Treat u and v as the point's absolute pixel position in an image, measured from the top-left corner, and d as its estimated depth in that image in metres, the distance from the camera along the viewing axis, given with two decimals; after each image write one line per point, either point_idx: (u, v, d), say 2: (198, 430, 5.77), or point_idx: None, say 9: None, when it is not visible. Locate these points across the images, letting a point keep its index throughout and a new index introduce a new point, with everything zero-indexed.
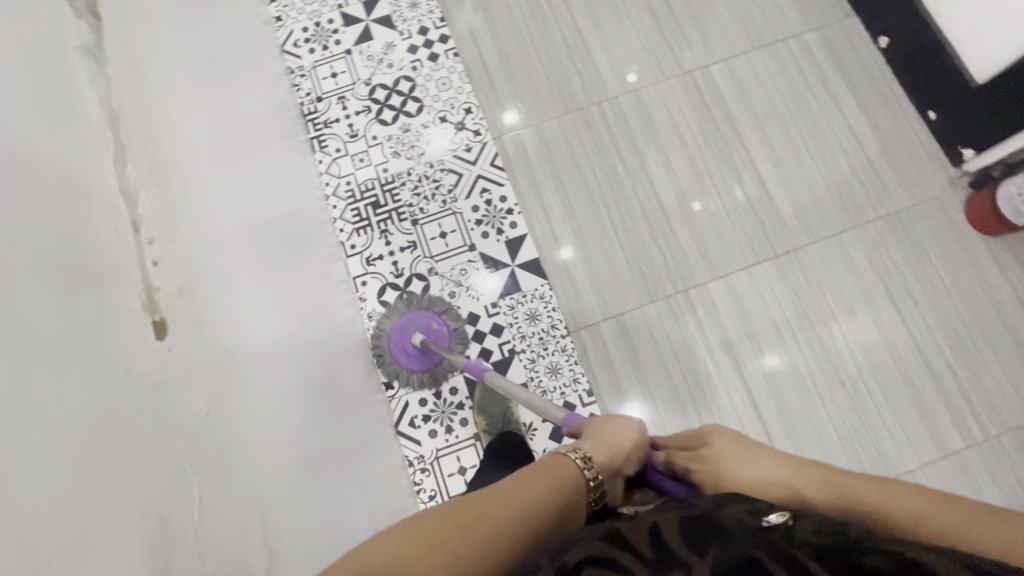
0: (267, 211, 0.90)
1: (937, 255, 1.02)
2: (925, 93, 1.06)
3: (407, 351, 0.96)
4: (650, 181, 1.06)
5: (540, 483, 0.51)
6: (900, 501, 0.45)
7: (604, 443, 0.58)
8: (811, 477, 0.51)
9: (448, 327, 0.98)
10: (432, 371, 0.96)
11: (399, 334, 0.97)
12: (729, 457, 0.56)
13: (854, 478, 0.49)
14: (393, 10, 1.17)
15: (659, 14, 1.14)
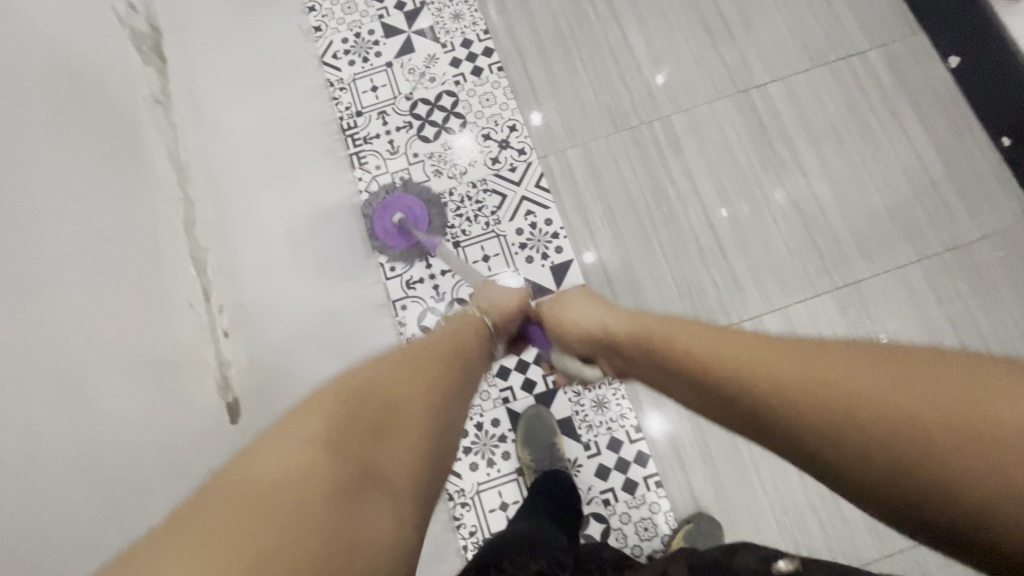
0: (319, 208, 1.02)
1: (1010, 291, 0.96)
2: (1000, 117, 0.99)
3: (389, 229, 1.01)
4: (702, 206, 1.01)
5: (439, 347, 0.56)
6: (840, 372, 0.39)
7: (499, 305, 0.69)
8: (742, 345, 0.46)
9: (427, 207, 1.02)
10: (411, 248, 1.01)
11: (382, 212, 1.02)
12: (575, 309, 0.64)
13: (796, 353, 0.43)
14: (435, 21, 1.13)
15: (713, 28, 1.09)
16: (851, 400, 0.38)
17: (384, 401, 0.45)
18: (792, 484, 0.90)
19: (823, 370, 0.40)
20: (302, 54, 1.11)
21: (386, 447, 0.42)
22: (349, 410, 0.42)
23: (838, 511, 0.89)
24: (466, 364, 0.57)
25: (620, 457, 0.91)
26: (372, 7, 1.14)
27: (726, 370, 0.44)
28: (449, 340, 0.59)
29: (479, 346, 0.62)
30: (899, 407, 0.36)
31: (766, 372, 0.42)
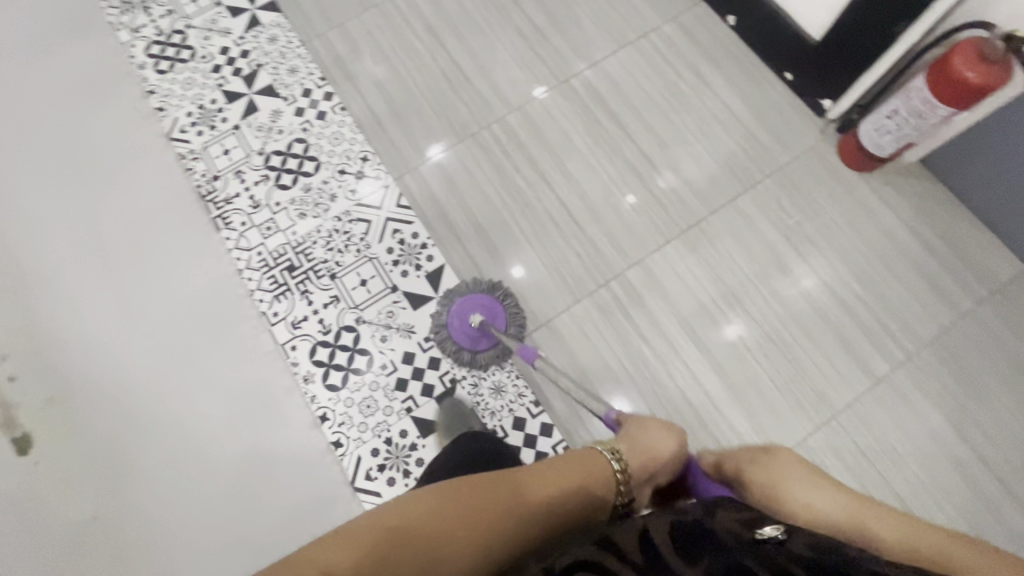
0: (179, 292, 1.03)
1: (826, 199, 1.09)
2: (779, 57, 1.14)
3: (466, 331, 0.97)
4: (551, 189, 1.10)
5: (553, 482, 0.58)
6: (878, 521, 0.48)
7: (636, 441, 0.67)
8: (846, 509, 0.50)
9: (501, 301, 0.99)
10: (493, 348, 0.98)
11: (456, 318, 0.98)
12: (646, 435, 0.68)
13: (824, 482, 0.54)
14: (273, 79, 1.19)
15: (527, 33, 1.21)
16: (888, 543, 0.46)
17: (459, 531, 0.49)
18: (686, 415, 0.97)
19: (858, 511, 0.50)
20: (150, 135, 1.15)
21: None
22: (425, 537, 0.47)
23: (731, 429, 0.97)
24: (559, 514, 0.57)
25: (527, 434, 0.96)
26: (211, 79, 1.19)
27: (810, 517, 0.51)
28: (574, 478, 0.60)
29: (603, 491, 0.61)
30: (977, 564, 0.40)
31: (805, 498, 0.53)
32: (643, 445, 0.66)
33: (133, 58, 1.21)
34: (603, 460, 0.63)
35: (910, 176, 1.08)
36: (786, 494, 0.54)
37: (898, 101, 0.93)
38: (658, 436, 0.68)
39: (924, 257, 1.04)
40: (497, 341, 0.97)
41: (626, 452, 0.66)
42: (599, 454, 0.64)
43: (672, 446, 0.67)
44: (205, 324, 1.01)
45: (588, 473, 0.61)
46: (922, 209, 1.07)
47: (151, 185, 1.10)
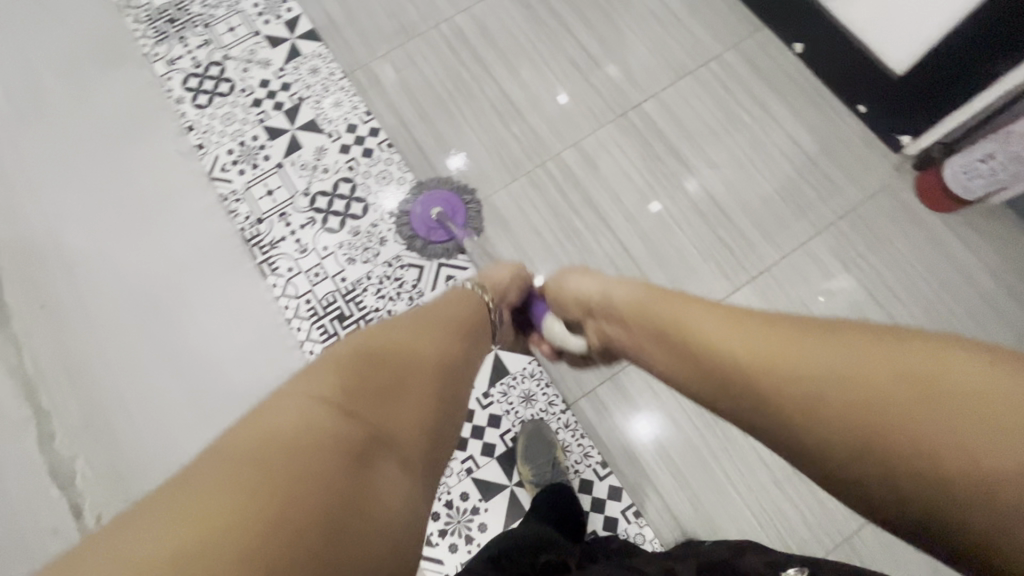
0: (205, 346, 0.99)
1: (904, 241, 1.03)
2: (851, 89, 1.07)
3: (425, 221, 1.05)
4: (610, 231, 1.05)
5: (450, 320, 0.60)
6: (819, 359, 0.43)
7: (490, 278, 0.71)
8: (757, 341, 0.47)
9: (463, 201, 1.06)
10: (448, 242, 1.04)
11: (420, 207, 1.06)
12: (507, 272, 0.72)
13: (755, 329, 0.48)
14: (316, 113, 1.14)
15: (581, 63, 1.15)
16: (849, 389, 0.41)
17: (388, 363, 0.49)
18: (760, 476, 0.93)
19: (793, 348, 0.45)
20: (190, 175, 1.11)
21: (388, 415, 0.45)
22: (350, 380, 0.45)
23: (809, 492, 0.92)
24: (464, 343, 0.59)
25: (594, 497, 0.91)
26: (251, 114, 1.15)
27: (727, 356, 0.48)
28: (462, 321, 0.61)
29: (480, 312, 0.66)
30: (881, 395, 0.40)
31: (740, 352, 0.47)
32: (492, 276, 0.71)
33: (170, 92, 1.17)
34: (474, 298, 0.66)
35: (994, 217, 1.02)
36: (721, 351, 0.49)
37: (994, 145, 0.88)
38: (590, 279, 0.66)
39: (1012, 306, 0.98)
40: (454, 236, 1.04)
41: (484, 287, 0.69)
42: (467, 289, 0.67)
43: (593, 284, 0.65)
44: (229, 374, 0.97)
45: (465, 309, 0.64)
46: (1008, 253, 1.00)
47: (177, 238, 1.05)
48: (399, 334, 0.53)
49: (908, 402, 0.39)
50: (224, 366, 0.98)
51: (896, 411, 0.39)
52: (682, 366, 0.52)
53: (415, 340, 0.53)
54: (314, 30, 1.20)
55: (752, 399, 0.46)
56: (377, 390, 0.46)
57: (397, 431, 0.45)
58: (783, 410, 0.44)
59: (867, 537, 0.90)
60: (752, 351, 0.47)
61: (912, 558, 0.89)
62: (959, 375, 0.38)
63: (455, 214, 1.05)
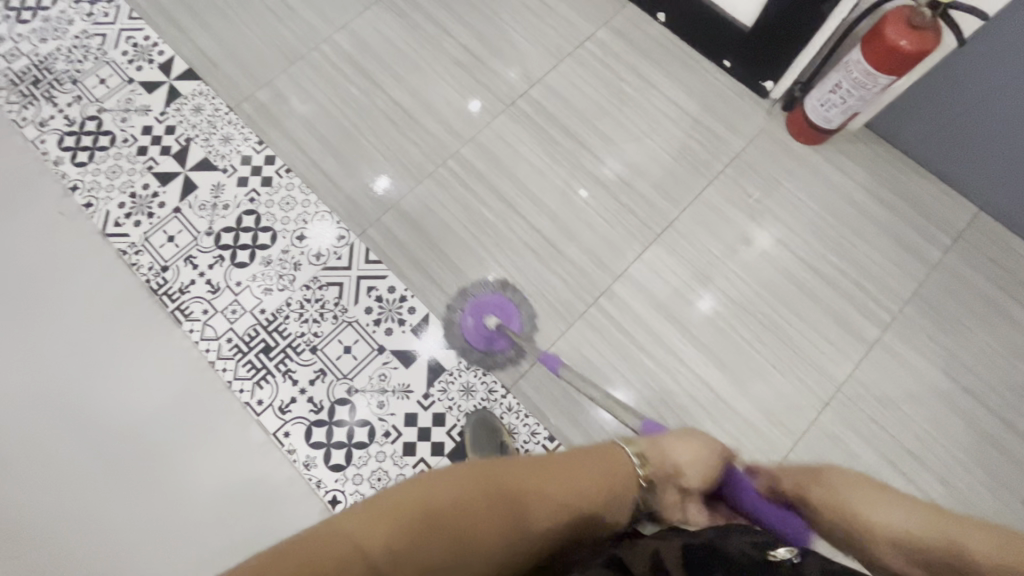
0: (113, 410, 0.94)
1: (785, 176, 1.11)
2: (715, 47, 1.15)
3: (482, 332, 1.00)
4: (520, 216, 1.08)
5: (588, 476, 0.56)
6: (880, 512, 0.52)
7: (676, 456, 0.63)
8: (842, 492, 0.56)
9: (514, 303, 1.02)
10: (506, 350, 1.00)
11: (472, 317, 1.01)
12: (667, 442, 0.65)
13: (825, 472, 0.59)
14: (207, 151, 1.12)
15: (464, 62, 1.18)
16: (869, 527, 0.52)
17: (499, 502, 0.49)
18: (698, 418, 0.97)
19: (867, 505, 0.53)
20: (81, 236, 1.06)
21: (467, 558, 0.45)
22: (462, 513, 0.45)
23: (744, 423, 0.97)
24: (584, 515, 0.54)
25: None
26: (137, 163, 1.11)
27: (827, 509, 0.56)
28: (600, 480, 0.57)
29: (625, 484, 0.59)
30: (928, 535, 0.49)
31: (825, 506, 0.56)
32: (663, 444, 0.64)
33: (45, 154, 1.11)
34: (625, 461, 0.60)
35: (858, 141, 1.12)
36: (811, 504, 0.58)
37: (838, 76, 0.96)
38: (682, 446, 0.64)
39: (888, 218, 1.08)
40: (512, 343, 0.99)
41: (644, 447, 0.63)
42: (611, 444, 0.62)
43: (699, 449, 0.64)
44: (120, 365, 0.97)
45: (614, 464, 0.59)
46: (877, 172, 1.10)
47: (69, 305, 1.01)
48: (539, 479, 0.52)
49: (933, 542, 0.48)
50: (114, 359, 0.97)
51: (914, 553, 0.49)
52: (807, 536, 0.59)
53: (549, 496, 0.52)
54: (191, 69, 1.18)
55: (839, 530, 0.55)
56: (470, 532, 0.46)
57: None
58: (836, 531, 0.56)
59: (803, 453, 0.96)
60: (824, 489, 0.58)
61: (843, 461, 0.96)
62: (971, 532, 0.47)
63: (506, 316, 1.01)
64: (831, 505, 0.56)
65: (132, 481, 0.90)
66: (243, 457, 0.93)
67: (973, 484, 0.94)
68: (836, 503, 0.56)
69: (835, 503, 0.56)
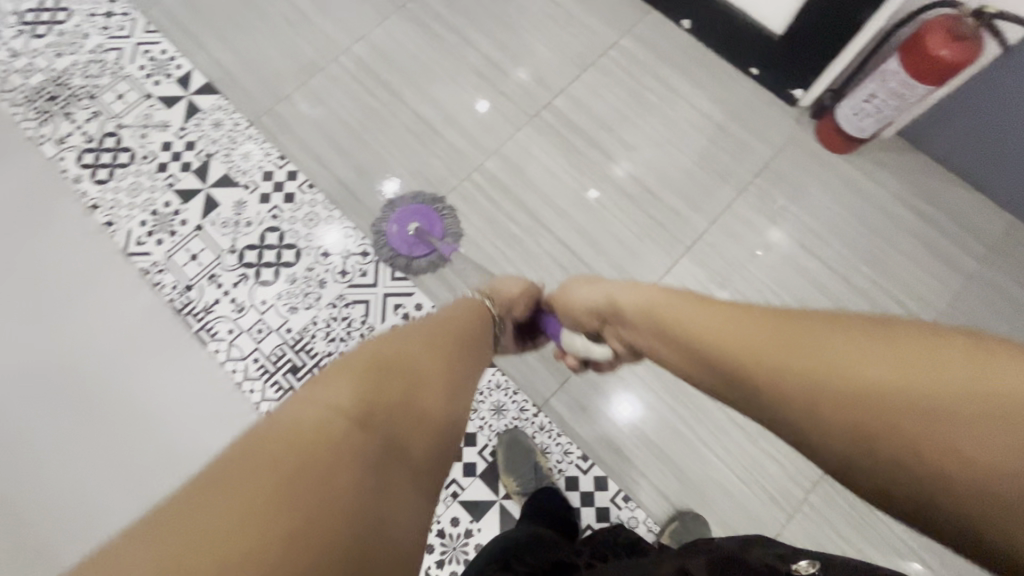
0: (141, 435, 0.93)
1: (817, 185, 1.09)
2: (741, 54, 1.13)
3: (405, 238, 1.04)
4: (546, 229, 1.06)
5: (462, 321, 0.64)
6: (806, 347, 0.44)
7: (507, 291, 0.74)
8: (757, 321, 0.48)
9: (438, 211, 1.06)
10: (428, 255, 1.03)
11: (395, 223, 1.04)
12: (585, 291, 0.66)
13: (728, 315, 0.50)
14: (228, 167, 1.10)
15: (486, 72, 1.16)
16: (800, 371, 0.44)
17: (417, 370, 0.51)
18: (733, 435, 0.96)
19: (732, 329, 0.48)
20: (104, 257, 1.04)
21: (412, 411, 0.47)
22: (397, 382, 0.48)
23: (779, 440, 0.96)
24: (474, 348, 0.62)
25: (583, 492, 0.92)
26: (158, 179, 1.10)
27: (681, 334, 0.52)
28: (472, 319, 0.66)
29: (486, 323, 0.68)
30: (835, 370, 0.42)
31: (670, 318, 0.54)
32: (505, 297, 0.74)
33: (64, 172, 1.10)
34: (482, 305, 0.70)
35: (889, 149, 1.10)
36: (664, 321, 0.54)
37: (874, 86, 0.93)
38: (516, 288, 0.75)
39: (923, 228, 1.06)
40: (435, 248, 1.03)
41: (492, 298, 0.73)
42: (478, 301, 0.71)
43: (519, 287, 0.75)
44: (120, 349, 0.98)
45: (474, 313, 0.67)
46: (910, 181, 1.08)
47: (93, 325, 1.00)
48: (429, 333, 0.58)
49: (908, 422, 0.39)
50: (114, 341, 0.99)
51: (915, 406, 0.39)
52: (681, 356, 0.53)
53: (456, 347, 0.59)
54: (209, 83, 1.17)
55: (749, 374, 0.47)
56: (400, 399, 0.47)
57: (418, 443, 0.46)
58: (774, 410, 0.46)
59: None
60: (696, 322, 0.51)
61: None
62: (901, 378, 0.40)
63: (425, 219, 1.05)
64: (690, 327, 0.51)
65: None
66: None
67: None
68: (705, 324, 0.51)
69: (706, 326, 0.50)
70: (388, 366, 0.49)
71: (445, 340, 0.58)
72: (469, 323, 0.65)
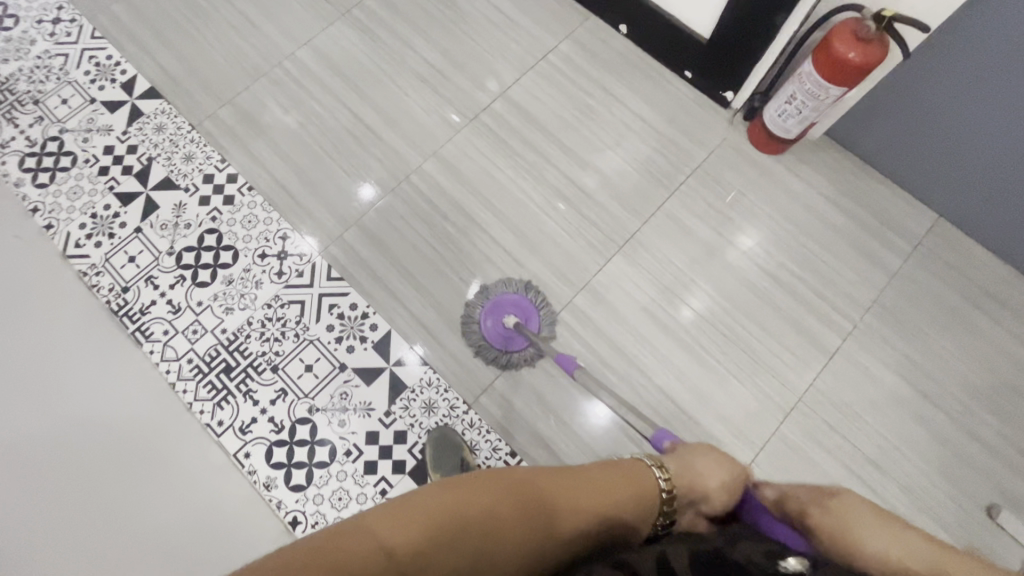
0: (72, 421, 0.93)
1: (747, 186, 1.11)
2: (675, 58, 1.16)
3: (500, 332, 0.99)
4: (482, 230, 1.08)
5: (617, 494, 0.58)
6: (882, 542, 0.49)
7: (694, 473, 0.63)
8: (908, 545, 0.48)
9: (534, 303, 1.02)
10: (525, 349, 0.99)
11: (490, 316, 1.01)
12: (700, 463, 0.64)
13: (897, 531, 0.50)
14: (169, 171, 1.12)
15: (427, 77, 1.18)
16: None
17: (527, 514, 0.50)
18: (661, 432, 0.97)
19: (865, 531, 0.50)
20: (41, 258, 1.05)
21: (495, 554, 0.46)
22: (501, 515, 0.48)
23: (707, 436, 0.97)
24: (610, 518, 0.56)
25: None
26: (99, 183, 1.11)
27: (872, 553, 0.48)
28: (628, 489, 0.59)
29: (651, 501, 0.60)
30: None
31: (870, 551, 0.49)
32: (687, 471, 0.64)
33: (6, 175, 1.11)
34: (648, 475, 0.62)
35: (818, 150, 1.12)
36: (844, 550, 0.50)
37: (793, 87, 0.96)
38: (709, 469, 0.63)
39: (849, 226, 1.08)
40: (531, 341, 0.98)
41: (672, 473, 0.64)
42: (651, 470, 0.63)
43: (720, 475, 0.63)
44: (56, 333, 0.99)
45: (637, 486, 0.60)
46: (838, 181, 1.11)
47: (25, 312, 0.99)
48: (564, 488, 0.55)
49: None
50: (50, 324, 0.99)
51: None
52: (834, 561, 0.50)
53: (583, 506, 0.54)
54: (154, 88, 1.18)
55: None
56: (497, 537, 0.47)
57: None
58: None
59: (765, 465, 0.96)
60: (850, 531, 0.50)
61: (807, 473, 0.95)
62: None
63: (521, 310, 1.01)
64: (858, 538, 0.50)
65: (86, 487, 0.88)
66: (203, 472, 0.93)
67: (935, 493, 0.94)
68: (890, 542, 0.49)
69: (875, 547, 0.49)
70: (508, 503, 0.49)
71: (576, 496, 0.55)
72: (620, 495, 0.58)
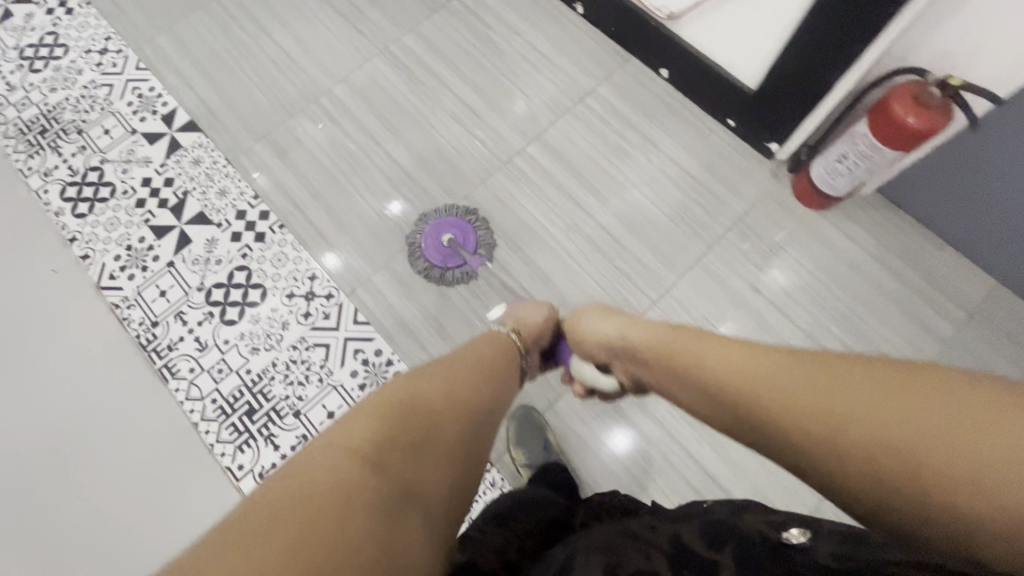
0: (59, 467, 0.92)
1: (790, 242, 1.06)
2: (718, 105, 1.12)
3: (438, 248, 1.05)
4: (511, 278, 1.06)
5: (487, 363, 0.65)
6: (844, 397, 0.42)
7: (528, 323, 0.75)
8: (803, 367, 0.46)
9: (472, 224, 1.07)
10: (460, 266, 1.04)
11: (430, 234, 1.06)
12: (533, 318, 0.76)
13: (780, 361, 0.48)
14: (203, 205, 1.12)
15: (462, 117, 1.17)
16: (833, 419, 0.42)
17: (425, 414, 0.54)
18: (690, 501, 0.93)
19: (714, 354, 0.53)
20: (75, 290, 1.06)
21: (420, 457, 0.50)
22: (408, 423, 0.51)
23: None
24: (492, 384, 0.63)
25: None
26: (135, 215, 1.12)
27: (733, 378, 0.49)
28: (492, 361, 0.67)
29: (507, 361, 0.69)
30: (891, 432, 0.39)
31: (751, 392, 0.47)
32: (527, 321, 0.75)
33: (47, 204, 1.13)
34: (504, 339, 0.71)
35: (867, 206, 1.07)
36: (728, 394, 0.50)
37: (844, 146, 0.91)
38: (533, 315, 0.76)
39: (898, 289, 1.02)
40: (467, 259, 1.04)
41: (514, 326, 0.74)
42: (502, 335, 0.72)
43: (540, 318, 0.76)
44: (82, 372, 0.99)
45: (494, 349, 0.69)
46: (887, 240, 1.05)
47: (55, 350, 1.00)
48: (444, 385, 0.59)
49: (954, 467, 0.36)
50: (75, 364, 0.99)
51: (916, 455, 0.38)
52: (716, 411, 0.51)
53: (472, 388, 0.61)
54: (192, 121, 1.19)
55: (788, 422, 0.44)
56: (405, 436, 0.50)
57: (428, 479, 0.50)
58: (817, 469, 0.43)
59: None
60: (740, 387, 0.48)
61: None
62: (944, 422, 0.38)
63: (460, 231, 1.07)
64: (739, 376, 0.49)
65: (58, 516, 0.89)
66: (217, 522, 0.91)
67: None
68: (759, 379, 0.47)
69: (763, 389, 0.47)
70: (396, 411, 0.52)
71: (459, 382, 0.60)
72: (486, 362, 0.66)
